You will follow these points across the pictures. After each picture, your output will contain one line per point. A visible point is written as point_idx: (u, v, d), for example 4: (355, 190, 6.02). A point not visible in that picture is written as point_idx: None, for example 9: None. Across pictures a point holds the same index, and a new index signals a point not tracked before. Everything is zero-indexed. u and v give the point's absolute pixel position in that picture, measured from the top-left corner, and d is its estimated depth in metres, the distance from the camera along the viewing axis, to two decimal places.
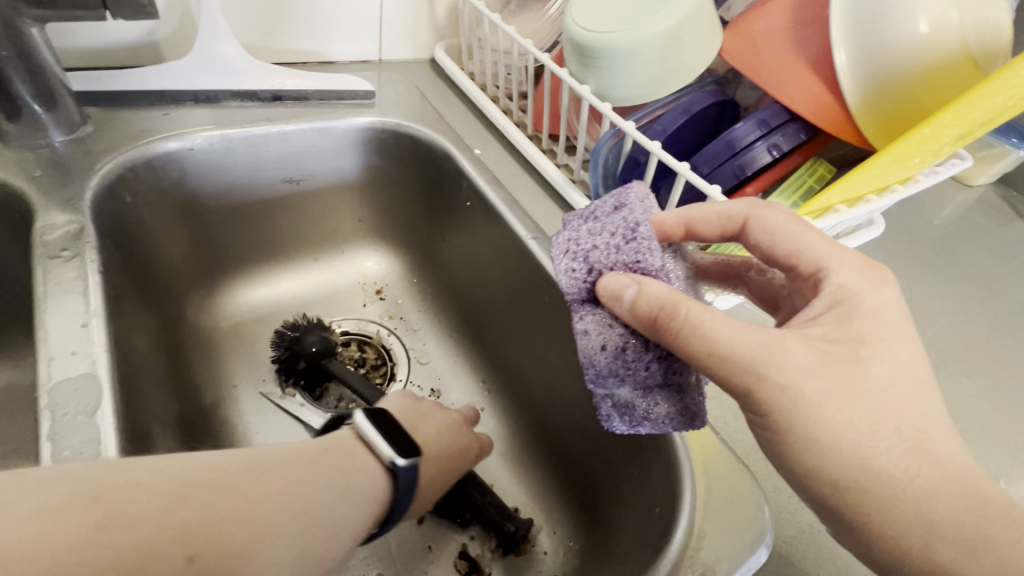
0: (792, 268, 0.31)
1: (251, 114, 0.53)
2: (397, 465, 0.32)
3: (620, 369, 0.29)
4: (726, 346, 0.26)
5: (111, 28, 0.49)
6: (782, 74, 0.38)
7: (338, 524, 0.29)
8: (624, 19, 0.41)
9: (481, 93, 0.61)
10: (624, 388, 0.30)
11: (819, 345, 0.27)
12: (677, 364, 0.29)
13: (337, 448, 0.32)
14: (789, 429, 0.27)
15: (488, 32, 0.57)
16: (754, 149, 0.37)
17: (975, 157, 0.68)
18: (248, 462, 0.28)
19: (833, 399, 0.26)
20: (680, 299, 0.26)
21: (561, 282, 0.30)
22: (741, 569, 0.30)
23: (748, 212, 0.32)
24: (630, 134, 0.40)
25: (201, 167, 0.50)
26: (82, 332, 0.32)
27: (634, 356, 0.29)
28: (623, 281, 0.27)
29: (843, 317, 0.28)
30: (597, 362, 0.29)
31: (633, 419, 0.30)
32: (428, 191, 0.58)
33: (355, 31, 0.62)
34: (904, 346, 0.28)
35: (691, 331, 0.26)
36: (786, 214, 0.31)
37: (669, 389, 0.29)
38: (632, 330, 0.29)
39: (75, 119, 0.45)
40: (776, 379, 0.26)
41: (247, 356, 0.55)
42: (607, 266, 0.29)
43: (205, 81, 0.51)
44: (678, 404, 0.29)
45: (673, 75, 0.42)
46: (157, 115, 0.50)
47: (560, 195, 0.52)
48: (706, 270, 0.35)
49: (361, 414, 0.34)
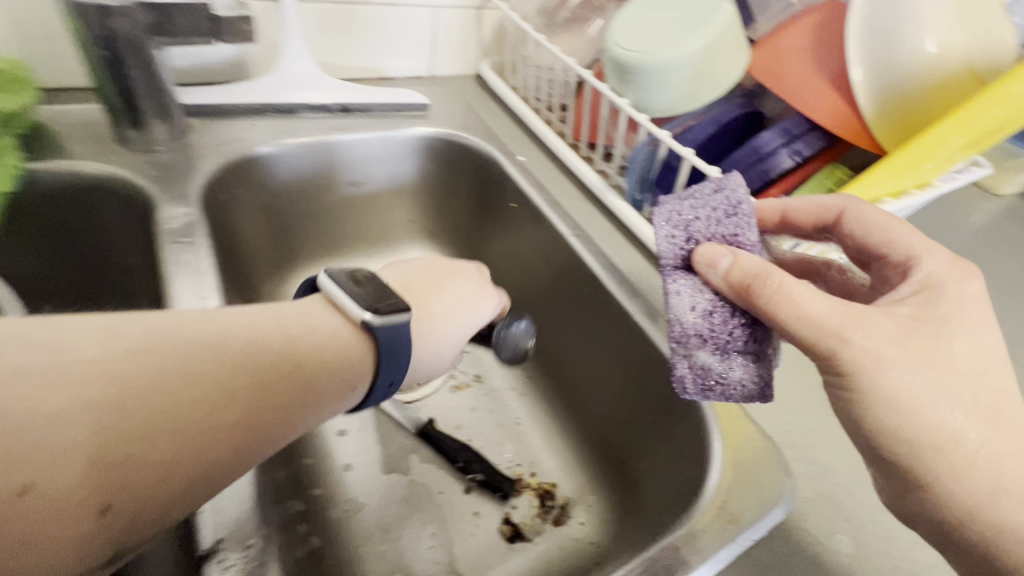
0: (882, 257, 0.36)
1: (323, 124, 0.60)
2: (370, 322, 0.31)
3: (705, 331, 0.33)
4: (819, 318, 0.30)
5: (211, 50, 0.56)
6: (804, 87, 0.42)
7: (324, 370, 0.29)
8: (661, 41, 0.46)
9: (524, 106, 0.67)
10: (704, 351, 0.33)
11: (905, 322, 0.30)
12: (757, 337, 0.33)
13: (301, 313, 0.31)
14: (857, 388, 0.30)
15: (533, 50, 0.63)
16: (777, 155, 0.41)
17: (999, 167, 0.70)
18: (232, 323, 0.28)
19: (905, 366, 0.29)
20: (770, 270, 0.31)
21: (661, 246, 0.34)
22: (765, 524, 0.34)
23: (844, 205, 0.37)
24: (665, 142, 0.45)
25: (281, 170, 0.57)
26: (202, 303, 0.39)
27: (720, 321, 0.33)
28: (721, 251, 0.32)
29: (930, 300, 0.31)
30: (686, 320, 0.33)
31: (707, 382, 0.33)
32: (476, 194, 0.64)
33: (411, 49, 0.69)
34: (986, 333, 0.31)
35: (778, 299, 0.30)
36: (880, 212, 0.36)
37: (747, 359, 0.33)
38: (721, 296, 0.33)
39: (182, 127, 0.52)
40: (859, 344, 0.29)
41: None
42: (706, 237, 0.34)
43: (286, 95, 0.58)
44: (752, 374, 0.33)
45: (705, 90, 0.46)
46: (245, 124, 0.57)
47: (598, 199, 0.57)
48: (787, 264, 0.42)
49: (328, 277, 0.33)
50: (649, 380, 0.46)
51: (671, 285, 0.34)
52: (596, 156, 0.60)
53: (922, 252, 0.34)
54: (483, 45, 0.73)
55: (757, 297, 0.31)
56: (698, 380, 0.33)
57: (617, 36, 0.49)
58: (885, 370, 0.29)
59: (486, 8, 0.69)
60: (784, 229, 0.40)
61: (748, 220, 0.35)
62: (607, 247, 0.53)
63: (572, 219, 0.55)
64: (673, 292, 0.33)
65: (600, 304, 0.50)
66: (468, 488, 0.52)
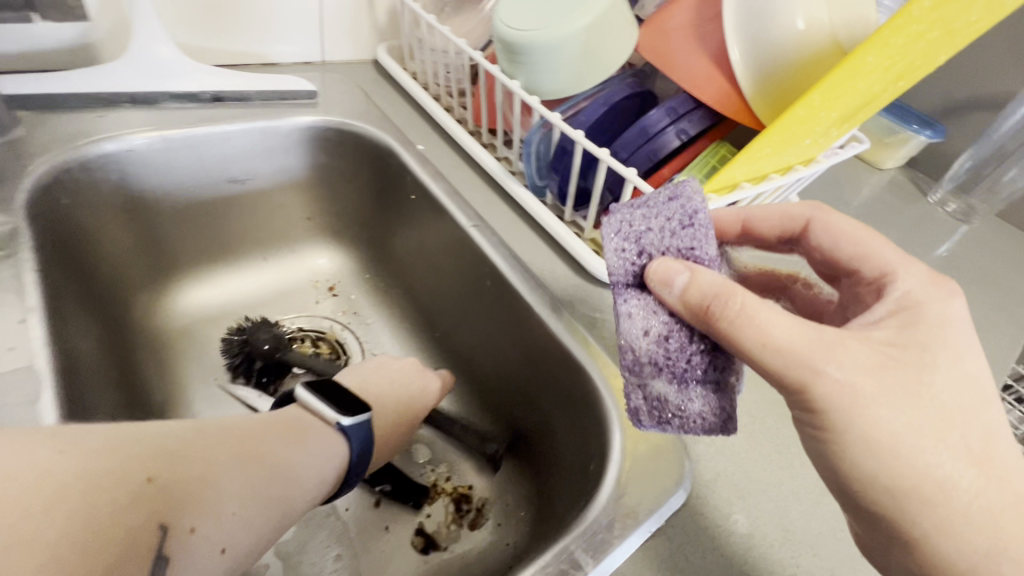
0: (856, 272, 0.36)
1: (191, 115, 0.53)
2: (342, 424, 0.38)
3: (660, 358, 0.31)
4: (790, 340, 0.29)
5: (41, 31, 0.49)
6: (687, 67, 0.42)
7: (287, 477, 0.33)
8: (546, 18, 0.44)
9: (423, 92, 0.64)
10: (659, 380, 0.31)
11: (882, 348, 0.30)
12: (718, 362, 0.32)
13: (285, 423, 0.36)
14: (837, 428, 0.29)
15: (425, 33, 0.59)
16: (665, 134, 0.41)
17: (882, 143, 0.74)
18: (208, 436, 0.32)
19: (883, 401, 0.28)
20: (732, 291, 0.29)
21: (611, 261, 0.32)
22: (661, 511, 0.34)
23: (811, 217, 0.39)
24: (556, 124, 0.44)
25: (141, 168, 0.51)
26: (19, 328, 0.34)
27: (677, 347, 0.31)
28: (675, 268, 0.30)
29: (907, 323, 0.31)
30: (639, 347, 0.31)
31: (662, 414, 0.32)
32: (375, 187, 0.60)
33: (296, 33, 0.63)
34: (969, 361, 0.30)
35: (740, 323, 0.29)
36: (853, 224, 0.37)
37: (706, 386, 0.32)
38: (677, 318, 0.31)
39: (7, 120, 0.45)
40: (834, 377, 0.28)
41: (198, 357, 0.55)
42: (658, 250, 0.32)
43: (142, 83, 0.51)
44: (713, 403, 0.31)
45: (594, 70, 0.45)
46: (92, 117, 0.50)
47: (501, 187, 0.55)
48: (750, 278, 0.41)
49: (304, 390, 0.40)
50: (555, 374, 0.44)
51: (622, 309, 0.32)
52: (498, 143, 0.57)
53: (898, 270, 0.34)
54: (378, 28, 0.68)
55: (715, 316, 0.29)
56: (650, 409, 0.32)
57: (502, 15, 0.47)
58: (861, 403, 0.28)
59: None
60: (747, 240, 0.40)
61: (705, 231, 0.32)
62: (511, 238, 0.51)
63: (472, 210, 0.52)
64: (623, 314, 0.32)
65: (503, 298, 0.48)
66: (377, 500, 0.49)
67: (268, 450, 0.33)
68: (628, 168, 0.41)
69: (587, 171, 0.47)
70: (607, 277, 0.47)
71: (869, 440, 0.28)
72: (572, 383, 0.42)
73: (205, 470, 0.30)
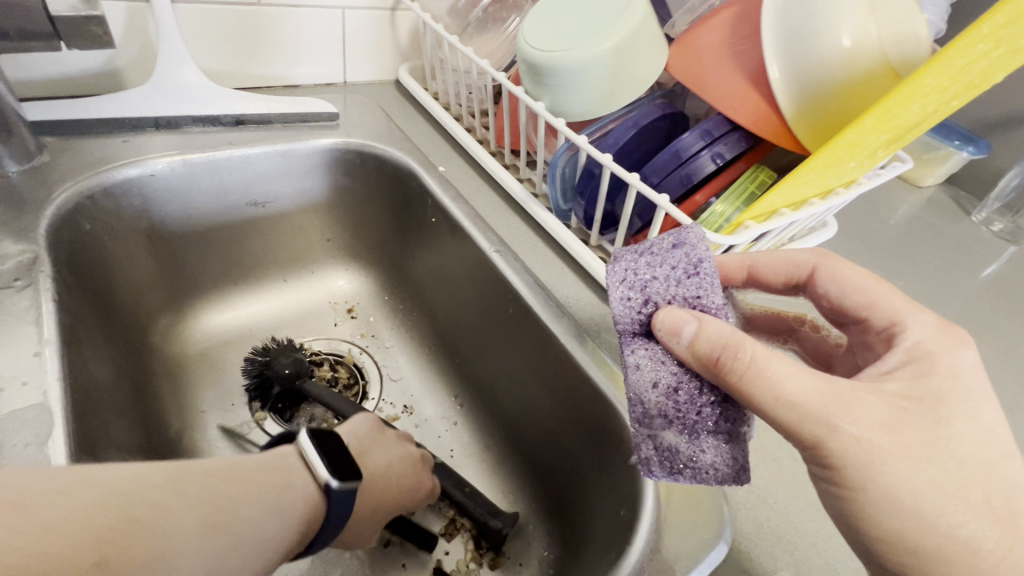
0: (861, 319, 0.33)
1: (214, 139, 0.53)
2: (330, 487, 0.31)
3: (669, 410, 0.29)
4: (796, 393, 0.26)
5: (71, 58, 0.49)
6: (723, 88, 0.40)
7: (259, 541, 0.26)
8: (572, 38, 0.43)
9: (444, 112, 0.63)
10: (669, 431, 0.29)
11: (895, 399, 0.27)
12: (731, 412, 0.29)
13: (274, 464, 0.30)
14: (865, 485, 0.26)
15: (448, 53, 0.58)
16: (699, 158, 0.38)
17: (922, 160, 0.71)
18: (171, 477, 0.25)
19: (906, 453, 0.26)
20: (741, 340, 0.27)
21: (616, 310, 0.30)
22: (700, 568, 0.31)
23: (817, 262, 0.35)
24: (583, 147, 0.42)
25: (163, 192, 0.51)
26: (35, 361, 0.33)
27: (687, 398, 0.29)
28: (682, 317, 0.28)
29: (919, 374, 0.28)
30: (647, 400, 0.29)
31: (673, 465, 0.29)
32: (396, 209, 0.59)
33: (319, 55, 0.63)
34: (987, 411, 0.28)
35: (752, 375, 0.26)
36: (857, 270, 0.34)
37: (719, 437, 0.29)
38: (687, 369, 0.29)
39: (31, 147, 0.45)
40: (866, 434, 0.26)
41: (216, 382, 0.55)
42: (664, 299, 0.30)
43: (167, 107, 0.51)
44: (725, 455, 0.29)
45: (623, 90, 0.43)
46: (117, 142, 0.50)
47: (524, 210, 0.53)
48: (757, 321, 0.39)
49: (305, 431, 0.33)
50: (580, 409, 0.42)
51: (630, 362, 0.30)
52: (520, 164, 0.56)
53: (906, 318, 0.31)
54: (400, 48, 0.68)
55: (725, 371, 0.27)
56: (658, 462, 0.30)
57: (528, 34, 0.45)
58: (905, 456, 0.26)
59: (399, 9, 0.64)
60: (754, 285, 0.38)
61: (711, 279, 0.30)
62: (535, 263, 0.49)
63: (494, 234, 0.51)
64: (631, 366, 0.30)
65: (525, 326, 0.46)
66: (387, 540, 0.47)
67: (240, 499, 0.27)
68: (659, 194, 0.39)
69: (615, 196, 0.45)
70: None
71: (912, 494, 0.26)
72: (602, 420, 0.40)
73: (154, 517, 0.23)
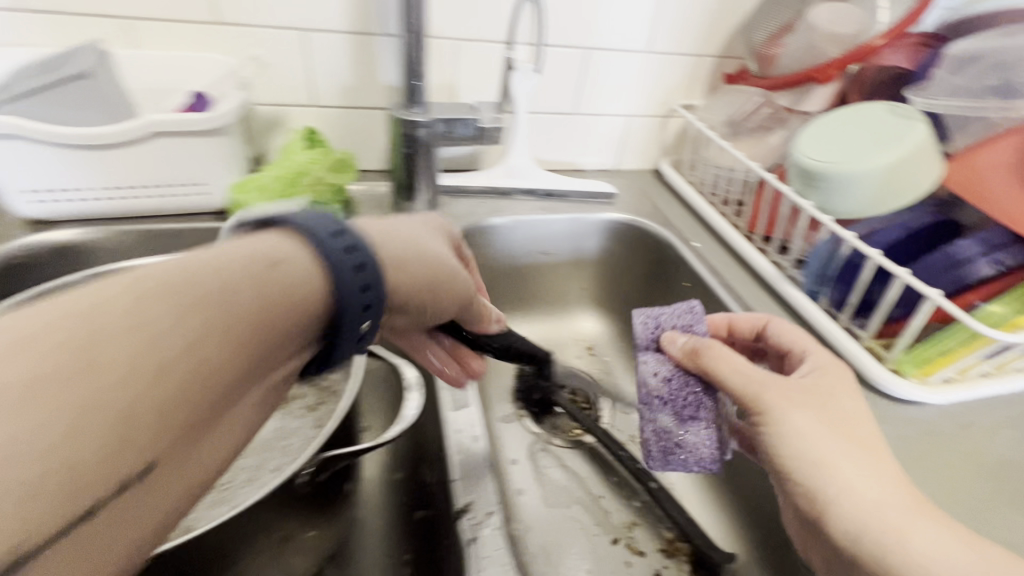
0: (789, 356, 0.47)
1: (531, 206, 0.73)
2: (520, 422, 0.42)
3: (666, 395, 0.43)
4: (775, 395, 0.40)
5: (457, 150, 0.75)
6: (1010, 204, 0.44)
7: (292, 297, 0.25)
8: (849, 153, 0.52)
9: (700, 198, 0.76)
10: (664, 415, 0.42)
11: (798, 385, 0.41)
12: (709, 408, 0.43)
13: (255, 259, 0.25)
14: None
15: (715, 153, 0.72)
16: (975, 263, 0.43)
17: None
18: (106, 318, 0.20)
19: None
20: (702, 342, 0.43)
21: (637, 328, 0.46)
22: None
23: (769, 319, 0.50)
24: (850, 241, 0.50)
25: (496, 240, 0.71)
26: None
27: (679, 388, 0.43)
28: (677, 336, 0.45)
29: (819, 379, 0.42)
30: (652, 387, 0.43)
31: (670, 444, 0.42)
32: (652, 273, 0.72)
33: (605, 147, 0.82)
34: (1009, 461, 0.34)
35: (720, 361, 0.41)
36: (795, 327, 0.48)
37: (709, 428, 0.42)
38: (679, 368, 0.43)
39: (434, 199, 0.67)
40: None
41: (497, 381, 0.73)
42: (670, 324, 0.46)
43: (509, 181, 0.73)
44: (715, 444, 0.42)
45: (894, 198, 0.50)
46: (474, 201, 0.72)
47: (773, 288, 0.62)
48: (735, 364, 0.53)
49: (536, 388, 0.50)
50: None
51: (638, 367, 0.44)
52: (769, 249, 0.65)
53: (812, 347, 0.46)
54: (665, 145, 0.84)
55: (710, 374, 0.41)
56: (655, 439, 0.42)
57: (804, 147, 0.55)
58: None
59: (672, 116, 0.81)
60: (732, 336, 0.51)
61: None
62: None
63: (746, 304, 0.61)
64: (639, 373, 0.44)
65: None
66: (614, 538, 0.57)
67: (232, 294, 0.23)
68: (928, 288, 0.44)
69: (875, 286, 0.51)
70: (891, 390, 0.49)
71: None
72: None
73: (196, 395, 0.21)
